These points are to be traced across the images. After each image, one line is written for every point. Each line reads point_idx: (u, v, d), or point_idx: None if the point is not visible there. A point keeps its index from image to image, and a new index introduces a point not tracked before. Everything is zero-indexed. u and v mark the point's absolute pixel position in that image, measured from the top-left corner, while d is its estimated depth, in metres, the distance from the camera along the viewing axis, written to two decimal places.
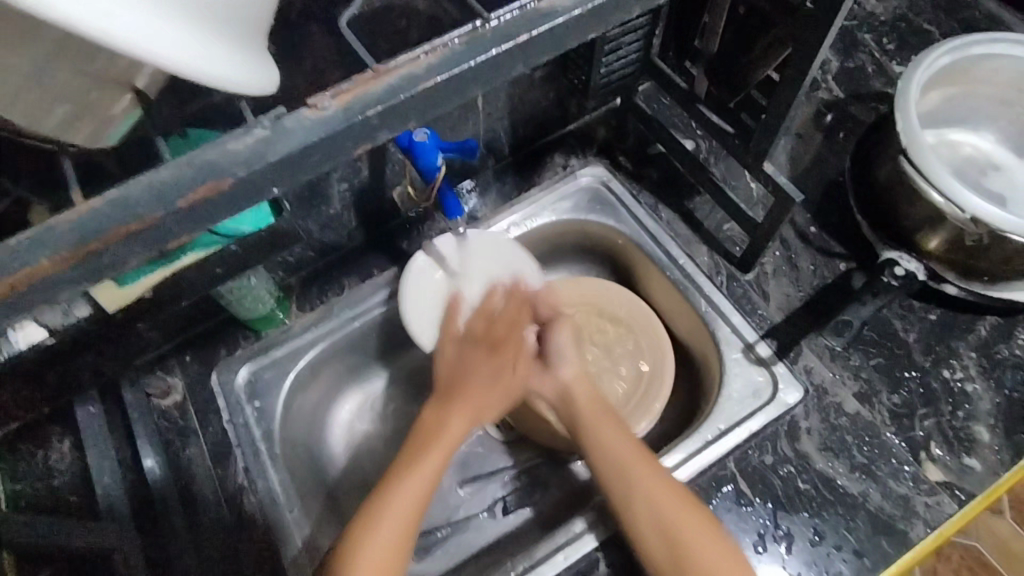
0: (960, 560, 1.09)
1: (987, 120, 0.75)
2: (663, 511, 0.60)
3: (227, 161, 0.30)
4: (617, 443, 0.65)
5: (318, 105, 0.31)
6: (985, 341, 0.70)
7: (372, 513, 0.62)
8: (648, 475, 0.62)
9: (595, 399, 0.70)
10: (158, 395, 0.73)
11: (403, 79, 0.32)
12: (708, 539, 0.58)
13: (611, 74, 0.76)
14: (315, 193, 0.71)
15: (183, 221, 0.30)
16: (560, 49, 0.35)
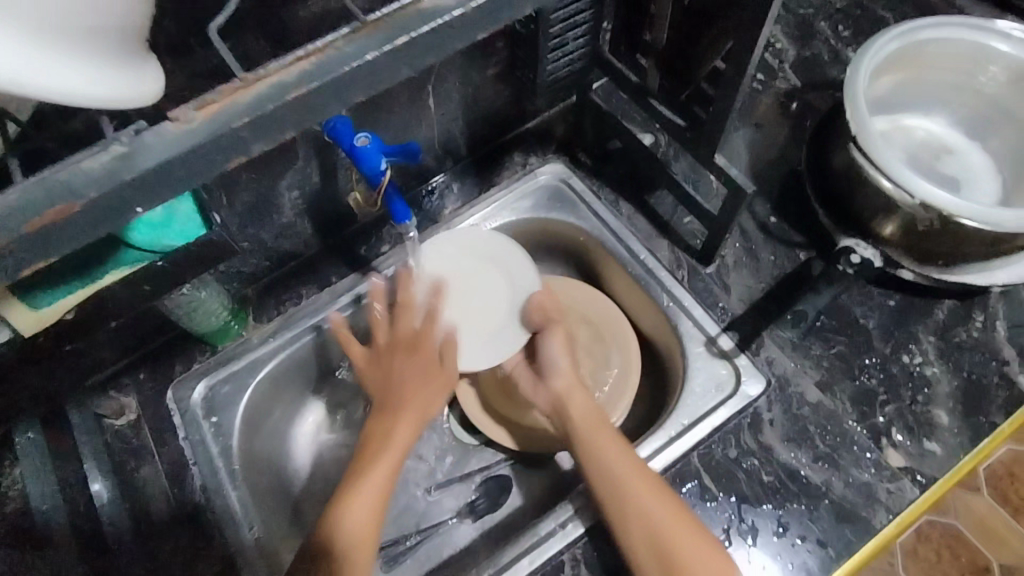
0: (939, 539, 1.10)
1: (938, 103, 0.75)
2: (652, 517, 0.59)
3: (82, 180, 0.28)
4: (610, 447, 0.64)
5: (181, 118, 0.30)
6: (944, 325, 0.70)
7: (353, 496, 0.62)
8: (647, 486, 0.60)
9: (593, 407, 0.70)
10: (111, 415, 0.71)
11: (274, 87, 0.31)
12: (695, 547, 0.57)
13: (560, 70, 0.75)
14: (265, 202, 0.69)
15: (35, 247, 0.28)
16: (452, 47, 0.34)
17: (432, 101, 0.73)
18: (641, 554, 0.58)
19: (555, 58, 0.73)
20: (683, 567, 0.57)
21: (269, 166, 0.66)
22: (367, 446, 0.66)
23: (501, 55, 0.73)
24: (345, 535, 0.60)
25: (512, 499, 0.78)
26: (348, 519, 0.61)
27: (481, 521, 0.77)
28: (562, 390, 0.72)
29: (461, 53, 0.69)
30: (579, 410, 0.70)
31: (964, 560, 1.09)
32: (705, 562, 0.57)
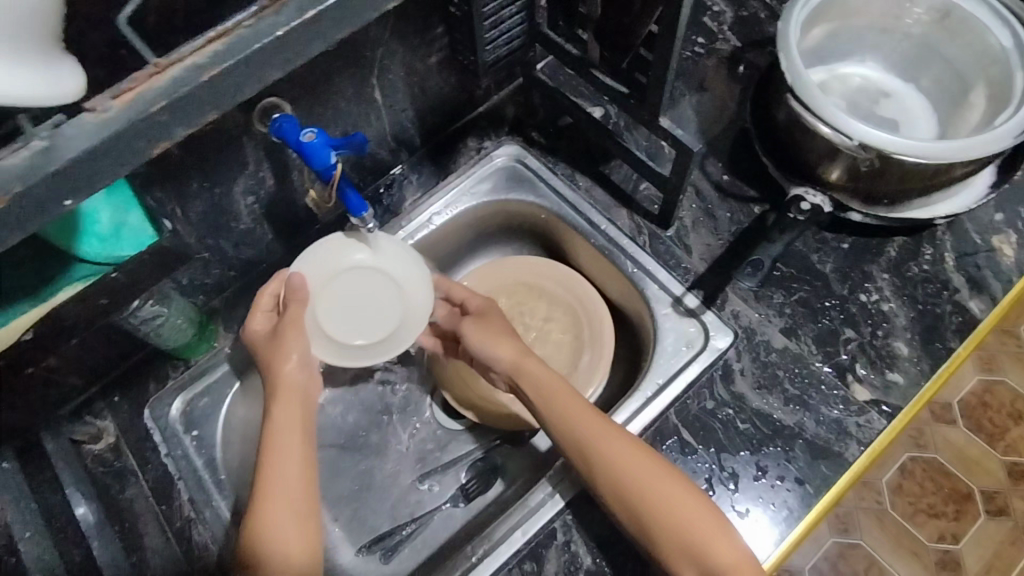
0: (922, 473, 1.14)
1: (869, 48, 0.78)
2: (626, 469, 0.59)
3: (6, 178, 0.29)
4: (577, 417, 0.62)
5: (97, 108, 0.31)
6: (896, 261, 0.73)
7: (258, 544, 0.58)
8: (603, 440, 0.61)
9: (551, 372, 0.66)
10: (88, 441, 0.70)
11: (189, 69, 0.32)
12: (668, 486, 0.58)
13: (499, 49, 0.75)
14: (220, 210, 0.69)
15: None
16: (366, 17, 0.36)
17: (377, 93, 0.73)
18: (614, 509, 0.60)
19: (492, 37, 0.73)
20: (658, 508, 0.58)
21: (219, 173, 0.65)
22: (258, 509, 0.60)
23: (442, 41, 0.74)
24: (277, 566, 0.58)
25: (501, 479, 0.79)
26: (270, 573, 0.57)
27: (474, 503, 0.78)
28: (514, 363, 0.68)
29: (401, 42, 0.69)
30: (534, 380, 0.66)
31: (947, 489, 1.14)
32: (676, 495, 0.58)
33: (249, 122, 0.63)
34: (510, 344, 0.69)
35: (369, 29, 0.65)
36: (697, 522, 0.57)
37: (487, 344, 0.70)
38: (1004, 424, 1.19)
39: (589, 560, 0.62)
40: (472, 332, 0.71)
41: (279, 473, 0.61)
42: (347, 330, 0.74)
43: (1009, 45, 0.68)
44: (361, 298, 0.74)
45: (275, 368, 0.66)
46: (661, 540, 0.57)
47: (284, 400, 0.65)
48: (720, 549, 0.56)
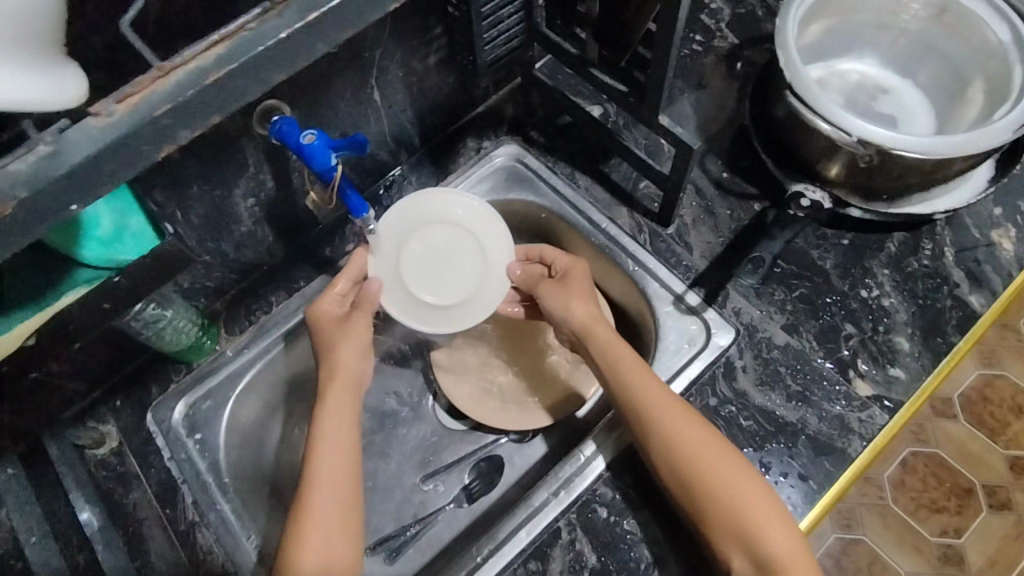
0: (924, 468, 1.15)
1: (867, 45, 0.78)
2: (688, 444, 0.60)
3: (8, 184, 0.29)
4: (646, 387, 0.63)
5: (102, 112, 0.31)
6: (896, 256, 0.73)
7: (300, 520, 0.60)
8: (670, 413, 0.61)
9: (618, 344, 0.67)
10: (91, 445, 0.70)
11: (193, 72, 0.32)
12: (729, 470, 0.59)
13: (498, 48, 0.75)
14: (221, 213, 0.69)
15: None
16: (368, 18, 0.36)
17: (376, 94, 0.73)
18: (669, 481, 0.60)
19: (491, 37, 0.73)
20: (716, 488, 0.58)
21: (219, 176, 0.65)
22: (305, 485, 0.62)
23: (440, 42, 0.74)
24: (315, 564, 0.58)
25: (505, 479, 0.79)
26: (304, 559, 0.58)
27: (477, 503, 0.78)
28: (585, 330, 0.69)
29: (399, 42, 0.69)
30: (599, 344, 0.68)
31: (949, 484, 1.14)
32: (735, 473, 0.59)
33: (248, 125, 0.63)
34: (584, 308, 0.69)
35: (367, 30, 0.65)
36: (754, 502, 0.58)
37: (556, 305, 0.70)
38: (1006, 418, 1.18)
39: (594, 559, 0.62)
40: (548, 292, 0.72)
41: (325, 460, 0.63)
42: (432, 288, 0.71)
43: (1006, 40, 0.68)
44: (437, 259, 0.72)
45: (332, 350, 0.67)
46: (713, 519, 0.58)
47: (336, 386, 0.67)
48: (774, 539, 0.57)
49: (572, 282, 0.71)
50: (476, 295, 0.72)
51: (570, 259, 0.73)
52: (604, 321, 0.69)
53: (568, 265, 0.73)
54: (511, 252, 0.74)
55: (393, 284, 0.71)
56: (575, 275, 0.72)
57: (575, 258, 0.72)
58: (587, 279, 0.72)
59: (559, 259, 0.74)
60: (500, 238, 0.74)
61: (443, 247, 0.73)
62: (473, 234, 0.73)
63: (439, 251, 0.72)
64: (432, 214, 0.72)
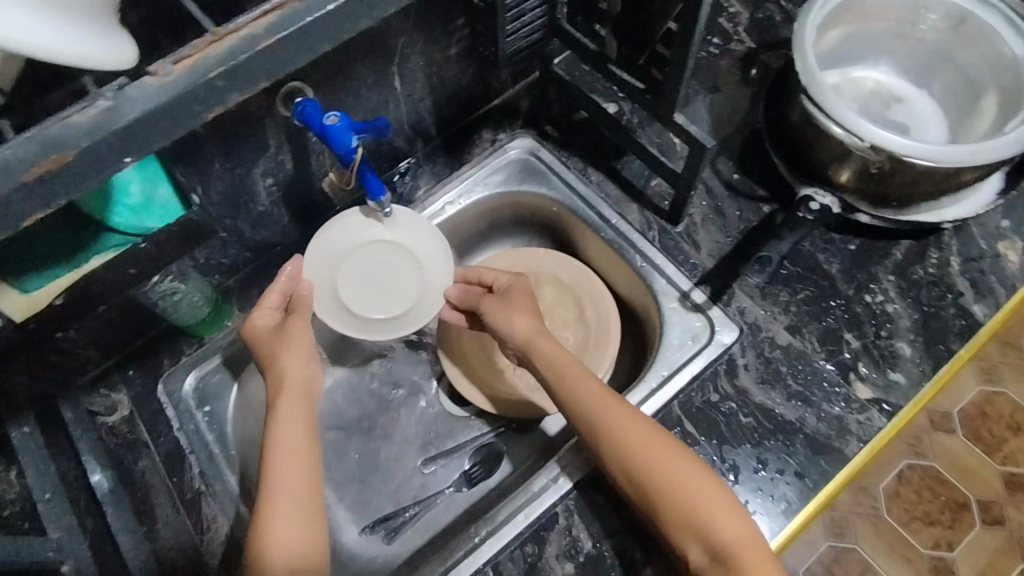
0: (920, 481, 1.15)
1: (883, 53, 0.79)
2: (640, 449, 0.59)
3: (69, 134, 0.30)
4: (592, 395, 0.62)
5: (159, 72, 0.32)
6: (901, 264, 0.74)
7: (263, 527, 0.58)
8: (616, 418, 0.61)
9: (562, 353, 0.65)
10: (103, 412, 0.72)
11: (245, 39, 0.33)
12: (676, 467, 0.59)
13: (519, 41, 0.76)
14: (240, 190, 0.70)
15: (37, 197, 0.31)
16: None
17: (397, 81, 0.74)
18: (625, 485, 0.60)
19: (513, 29, 0.74)
20: (664, 488, 0.58)
21: (240, 154, 0.66)
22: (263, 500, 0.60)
23: (463, 33, 0.75)
24: (280, 551, 0.57)
25: (505, 466, 0.80)
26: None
27: (477, 488, 0.79)
28: (529, 344, 0.66)
29: (422, 31, 0.71)
30: (543, 356, 0.65)
31: (944, 498, 1.14)
32: (687, 471, 0.59)
33: (272, 105, 0.64)
34: (523, 324, 0.67)
35: (392, 18, 0.66)
36: (710, 495, 0.58)
37: (499, 320, 0.68)
38: (1003, 435, 1.20)
39: (590, 544, 0.63)
40: (491, 308, 0.69)
41: (282, 466, 0.61)
42: (365, 301, 0.72)
43: (1021, 53, 0.69)
44: (378, 271, 0.73)
45: (275, 364, 0.65)
46: (671, 520, 0.58)
47: (286, 400, 0.64)
48: (726, 529, 0.57)
49: (512, 300, 0.69)
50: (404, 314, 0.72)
51: (511, 277, 0.71)
52: (545, 333, 0.66)
53: (507, 283, 0.71)
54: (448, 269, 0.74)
55: (326, 294, 0.72)
56: (515, 293, 0.70)
57: (518, 277, 0.71)
58: (528, 292, 0.70)
59: (501, 277, 0.72)
60: (440, 260, 0.74)
61: (380, 264, 0.73)
62: (414, 254, 0.74)
63: (376, 268, 0.73)
64: (378, 230, 0.74)
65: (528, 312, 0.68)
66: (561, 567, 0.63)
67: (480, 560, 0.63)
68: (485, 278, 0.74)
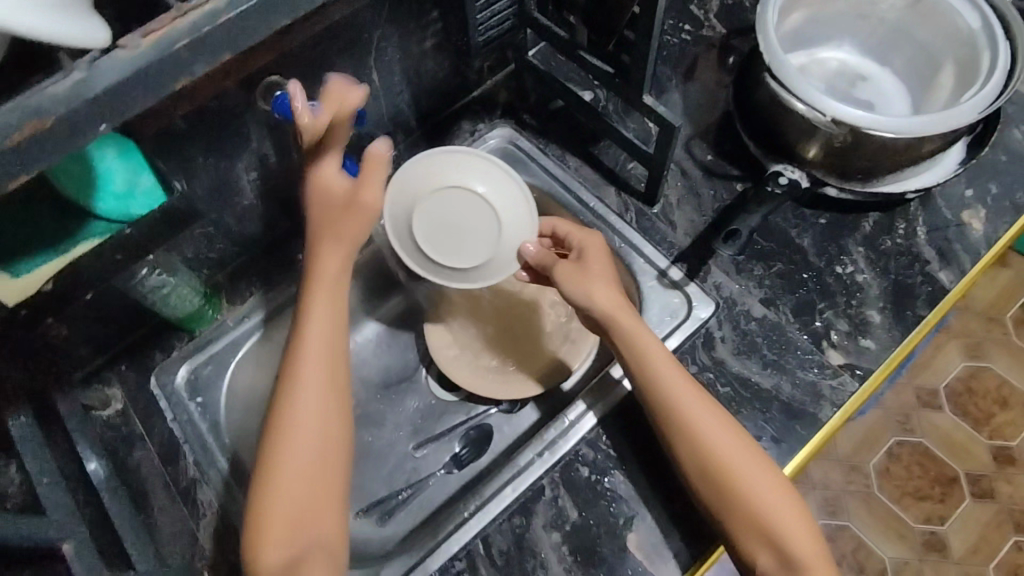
0: (910, 456, 1.19)
1: (847, 33, 0.81)
2: (729, 453, 0.60)
3: (47, 103, 0.32)
4: (683, 388, 0.63)
5: (127, 46, 0.34)
6: (870, 235, 0.76)
7: (270, 490, 0.59)
8: (694, 400, 0.62)
9: (645, 332, 0.65)
10: (97, 407, 0.73)
11: (209, 11, 0.35)
12: (749, 458, 0.61)
13: (490, 31, 0.81)
14: (225, 185, 0.72)
15: (17, 162, 0.32)
16: None
17: (375, 75, 0.76)
18: (701, 487, 0.61)
19: (484, 20, 0.78)
20: (733, 475, 0.60)
21: (224, 149, 0.68)
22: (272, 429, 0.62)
23: (437, 25, 0.77)
24: (286, 541, 0.58)
25: (495, 446, 0.82)
26: (270, 545, 0.58)
27: (467, 469, 0.81)
28: (608, 316, 0.65)
29: (397, 24, 0.73)
30: (628, 342, 0.65)
31: None
32: (767, 478, 0.60)
33: (252, 100, 0.66)
34: (608, 289, 0.66)
35: (366, 12, 0.68)
36: (784, 502, 0.59)
37: (577, 288, 0.67)
38: None
39: (575, 514, 0.65)
40: (565, 276, 0.68)
41: (297, 448, 0.60)
42: (442, 248, 0.72)
43: (977, 26, 0.71)
44: (456, 221, 0.72)
45: (314, 259, 0.66)
46: (744, 525, 0.59)
47: (319, 295, 0.65)
48: (781, 520, 0.59)
49: (590, 266, 0.67)
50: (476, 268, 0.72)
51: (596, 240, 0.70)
52: (626, 309, 0.66)
53: (580, 246, 0.69)
54: (531, 230, 0.73)
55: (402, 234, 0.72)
56: (593, 258, 0.68)
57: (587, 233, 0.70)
58: (605, 261, 0.69)
59: (581, 237, 0.70)
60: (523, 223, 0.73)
61: (461, 214, 0.72)
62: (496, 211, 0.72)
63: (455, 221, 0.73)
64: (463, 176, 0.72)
65: (605, 287, 0.66)
66: (547, 537, 0.65)
67: (469, 533, 0.65)
68: (561, 236, 0.72)
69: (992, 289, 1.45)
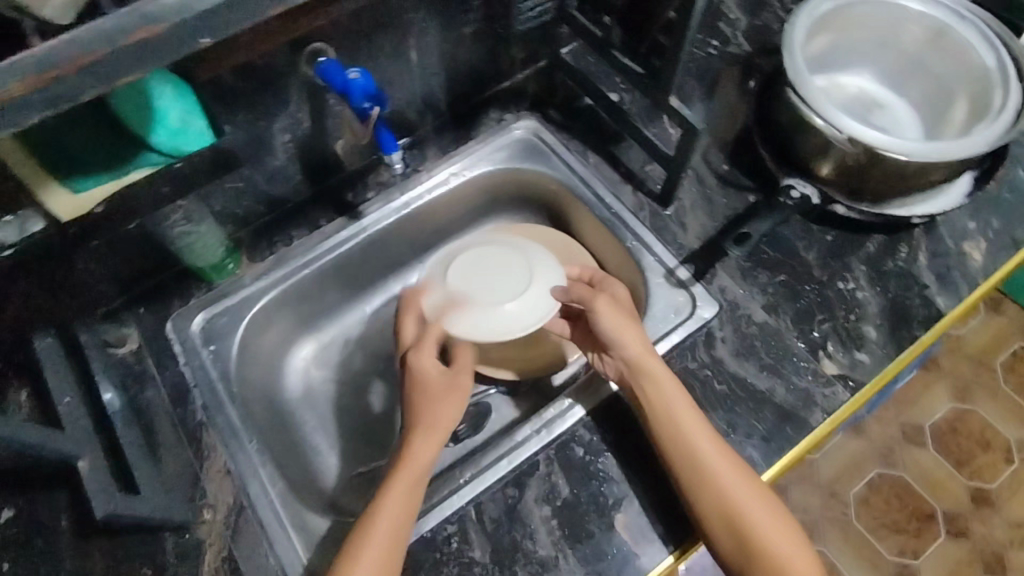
0: (889, 489, 1.35)
1: (867, 62, 0.85)
2: (756, 510, 0.61)
3: (160, 11, 0.33)
4: (712, 450, 0.63)
5: None
6: (873, 256, 0.79)
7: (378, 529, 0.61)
8: (711, 443, 0.64)
9: (669, 378, 0.67)
10: (114, 344, 0.75)
11: None
12: (758, 501, 0.62)
13: (531, 20, 0.84)
14: (260, 143, 0.74)
15: (127, 59, 0.34)
16: None
17: (414, 54, 0.79)
18: (722, 539, 0.61)
19: (527, 9, 0.82)
20: (746, 517, 0.61)
21: (264, 108, 0.71)
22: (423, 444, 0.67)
23: (479, 13, 0.80)
24: None
25: (491, 425, 0.84)
26: None
27: (463, 444, 0.82)
28: (637, 360, 0.68)
29: (441, 7, 0.76)
30: (651, 385, 0.67)
31: (910, 507, 1.34)
32: (791, 537, 0.62)
33: (297, 63, 0.69)
34: (637, 333, 0.70)
35: None
36: (803, 558, 0.61)
37: (614, 327, 0.70)
38: (972, 451, 1.38)
39: (568, 490, 0.68)
40: (607, 308, 0.71)
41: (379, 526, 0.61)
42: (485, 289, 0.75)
43: (991, 66, 0.75)
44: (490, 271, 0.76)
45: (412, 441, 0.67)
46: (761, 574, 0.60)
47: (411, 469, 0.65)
48: (788, 563, 0.60)
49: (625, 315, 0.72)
50: (501, 314, 0.73)
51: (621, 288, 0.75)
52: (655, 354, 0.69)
53: (608, 292, 0.74)
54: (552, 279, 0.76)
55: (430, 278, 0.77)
56: (620, 303, 0.73)
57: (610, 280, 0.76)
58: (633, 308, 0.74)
59: (612, 282, 0.75)
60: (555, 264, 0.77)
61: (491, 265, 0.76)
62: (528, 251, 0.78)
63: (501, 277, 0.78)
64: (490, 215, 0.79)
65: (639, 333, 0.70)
66: (538, 510, 0.67)
67: (462, 499, 0.67)
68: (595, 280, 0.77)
69: (983, 335, 1.48)
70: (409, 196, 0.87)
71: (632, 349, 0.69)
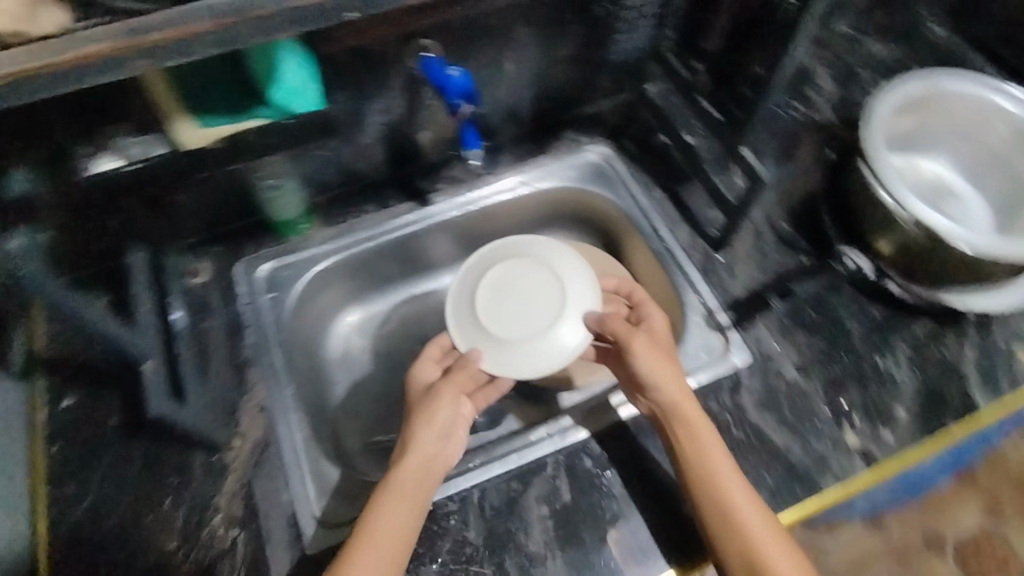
0: None
1: (949, 151, 0.85)
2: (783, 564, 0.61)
3: None
4: (743, 500, 0.63)
5: None
6: (918, 339, 0.79)
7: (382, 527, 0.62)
8: (739, 487, 0.64)
9: (704, 422, 0.67)
10: (187, 273, 0.83)
11: None
12: (782, 552, 0.62)
13: (626, 52, 0.89)
14: (355, 119, 0.81)
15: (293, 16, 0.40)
16: None
17: (510, 64, 0.84)
18: None
19: (623, 41, 0.87)
20: (772, 568, 0.61)
21: (366, 88, 0.77)
22: (427, 430, 0.66)
23: (578, 37, 0.85)
24: None
25: (508, 423, 0.87)
26: None
27: (477, 436, 0.86)
28: (673, 405, 0.67)
29: (545, 25, 0.81)
30: (685, 428, 0.67)
31: None
32: None
33: (404, 54, 0.75)
34: (675, 370, 0.68)
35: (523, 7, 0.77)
36: None
37: (652, 368, 0.68)
38: None
39: (568, 497, 0.70)
40: (643, 349, 0.69)
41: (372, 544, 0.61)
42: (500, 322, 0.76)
43: None
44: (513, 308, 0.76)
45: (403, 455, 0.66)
46: None
47: (401, 480, 0.64)
48: None
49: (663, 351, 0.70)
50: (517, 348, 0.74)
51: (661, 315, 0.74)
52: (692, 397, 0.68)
53: (647, 326, 0.73)
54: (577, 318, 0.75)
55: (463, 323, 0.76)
56: (658, 339, 0.71)
57: (649, 305, 0.75)
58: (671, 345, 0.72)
59: (651, 316, 0.74)
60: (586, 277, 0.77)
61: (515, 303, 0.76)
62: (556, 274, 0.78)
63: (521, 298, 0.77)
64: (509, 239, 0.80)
65: (677, 374, 0.68)
66: (536, 508, 0.69)
67: (468, 481, 0.70)
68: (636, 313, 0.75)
69: None
70: (476, 194, 0.93)
71: (668, 393, 0.67)
